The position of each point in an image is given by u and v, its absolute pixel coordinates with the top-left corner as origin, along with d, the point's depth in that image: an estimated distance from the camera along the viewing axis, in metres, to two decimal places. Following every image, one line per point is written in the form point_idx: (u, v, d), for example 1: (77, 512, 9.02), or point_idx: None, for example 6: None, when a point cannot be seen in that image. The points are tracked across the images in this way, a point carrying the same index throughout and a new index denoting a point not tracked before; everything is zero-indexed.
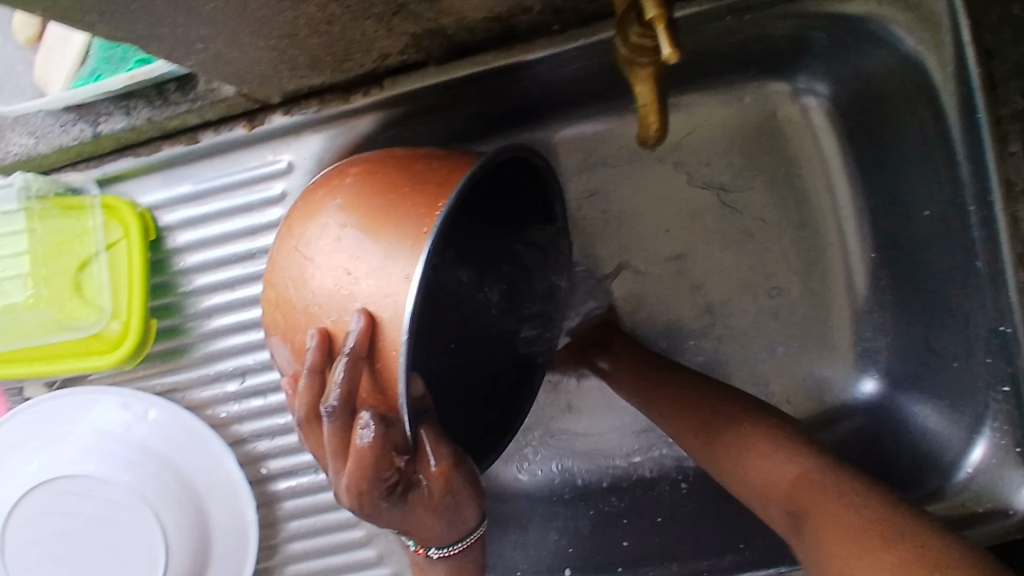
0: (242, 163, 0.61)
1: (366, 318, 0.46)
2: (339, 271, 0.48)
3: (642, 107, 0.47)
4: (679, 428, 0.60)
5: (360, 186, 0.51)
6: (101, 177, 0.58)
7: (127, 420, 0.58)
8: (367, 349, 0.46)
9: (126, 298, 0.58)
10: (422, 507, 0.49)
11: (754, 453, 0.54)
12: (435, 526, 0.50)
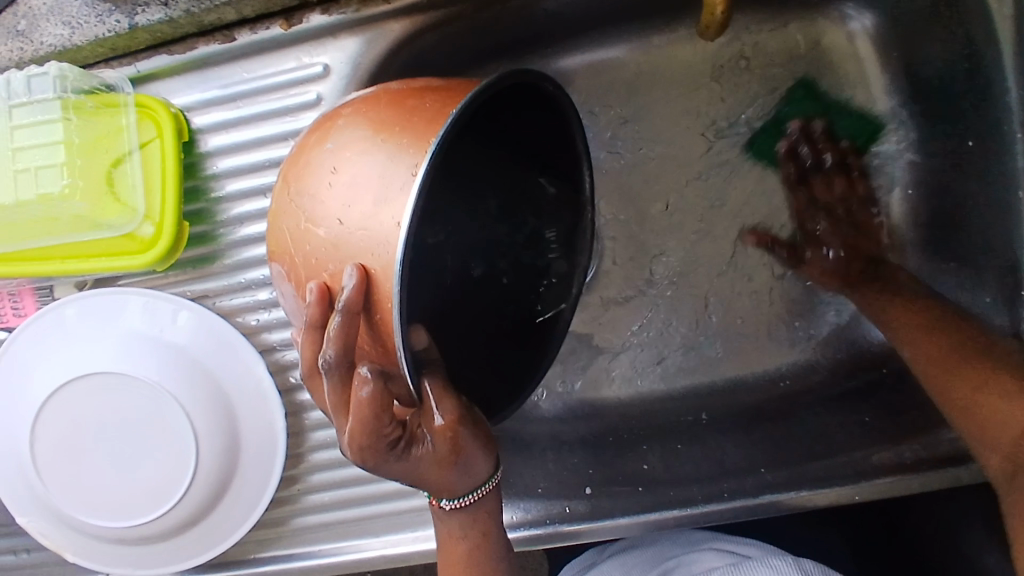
0: (277, 66, 0.57)
1: (360, 275, 0.40)
2: (327, 223, 0.42)
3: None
4: (929, 367, 0.58)
5: (352, 128, 0.43)
6: (135, 75, 0.57)
7: (165, 321, 0.59)
8: (362, 303, 0.41)
9: (160, 199, 0.57)
10: (428, 458, 0.46)
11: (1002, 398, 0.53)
12: (446, 475, 0.48)
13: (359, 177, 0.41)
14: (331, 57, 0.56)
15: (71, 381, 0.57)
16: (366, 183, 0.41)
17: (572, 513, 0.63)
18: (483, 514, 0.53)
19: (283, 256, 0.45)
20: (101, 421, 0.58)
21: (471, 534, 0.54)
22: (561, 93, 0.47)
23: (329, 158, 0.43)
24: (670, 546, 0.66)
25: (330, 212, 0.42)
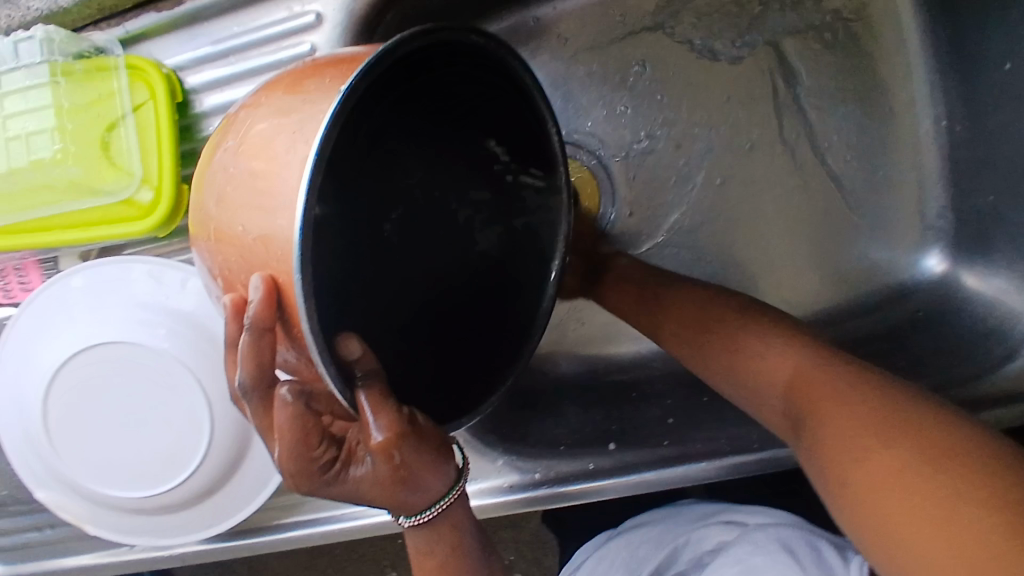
0: (268, 17, 0.55)
1: (265, 287, 0.36)
2: (234, 228, 0.38)
3: None
4: (677, 327, 0.59)
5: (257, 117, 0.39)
6: (124, 36, 0.55)
7: (171, 288, 0.58)
8: (274, 314, 0.37)
9: (156, 164, 0.56)
10: (371, 481, 0.41)
11: (748, 347, 0.53)
12: (399, 499, 0.43)
13: (261, 176, 0.36)
14: (323, 3, 0.54)
15: (80, 351, 0.56)
16: (263, 174, 0.36)
17: (597, 469, 0.61)
18: (448, 530, 0.47)
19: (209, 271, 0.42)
20: (110, 393, 0.57)
21: (439, 549, 0.47)
22: (492, 40, 0.40)
23: (231, 158, 0.39)
24: (675, 519, 0.68)
25: (237, 212, 0.37)
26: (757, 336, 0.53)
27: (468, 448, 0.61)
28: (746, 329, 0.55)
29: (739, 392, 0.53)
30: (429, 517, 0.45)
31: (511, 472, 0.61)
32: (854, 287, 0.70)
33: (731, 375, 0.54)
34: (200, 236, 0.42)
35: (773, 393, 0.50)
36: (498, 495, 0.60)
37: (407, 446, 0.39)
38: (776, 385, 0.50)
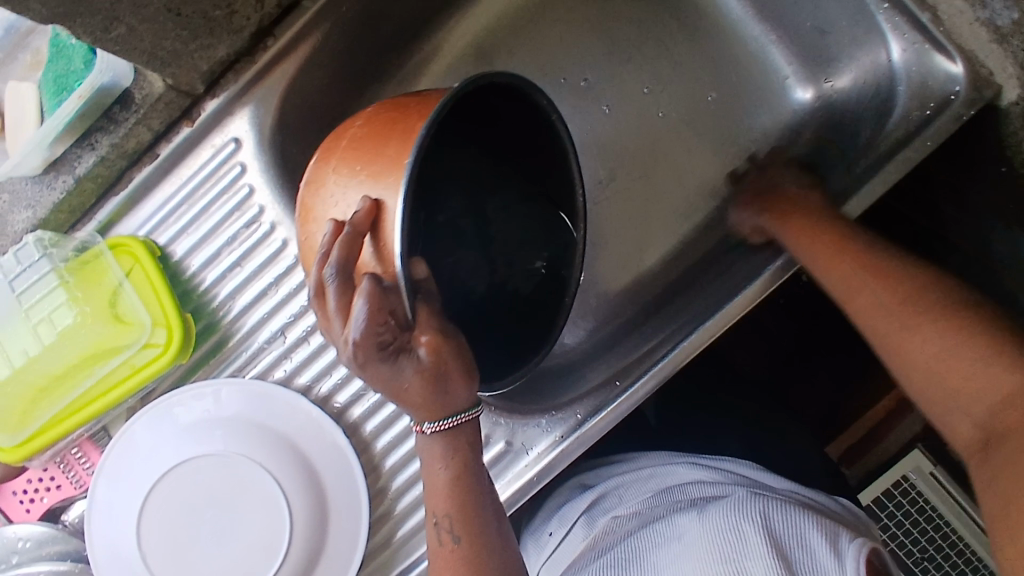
0: (200, 160, 0.68)
1: (370, 206, 0.45)
2: (347, 178, 0.48)
3: None
4: (884, 336, 0.57)
5: (378, 109, 0.50)
6: (99, 227, 0.67)
7: (208, 403, 0.66)
8: (367, 223, 0.45)
9: (159, 307, 0.65)
10: (417, 376, 0.48)
11: (927, 350, 0.53)
12: (429, 397, 0.49)
13: (370, 166, 0.46)
14: (236, 129, 0.67)
15: (161, 478, 0.65)
16: (370, 162, 0.47)
17: (624, 382, 0.67)
18: (461, 447, 0.54)
19: (310, 201, 0.51)
20: (196, 504, 0.65)
21: (452, 464, 0.54)
22: (551, 106, 0.51)
23: (356, 130, 0.50)
24: (655, 459, 0.70)
25: (352, 172, 0.48)
26: (928, 342, 0.54)
27: (514, 424, 0.69)
28: (919, 305, 0.56)
29: (933, 402, 0.53)
30: (460, 416, 0.52)
31: (554, 428, 0.68)
32: (757, 151, 0.79)
33: (927, 381, 0.53)
34: (315, 170, 0.51)
35: (967, 418, 0.50)
36: (555, 447, 0.67)
37: (455, 352, 0.48)
38: (971, 414, 0.50)
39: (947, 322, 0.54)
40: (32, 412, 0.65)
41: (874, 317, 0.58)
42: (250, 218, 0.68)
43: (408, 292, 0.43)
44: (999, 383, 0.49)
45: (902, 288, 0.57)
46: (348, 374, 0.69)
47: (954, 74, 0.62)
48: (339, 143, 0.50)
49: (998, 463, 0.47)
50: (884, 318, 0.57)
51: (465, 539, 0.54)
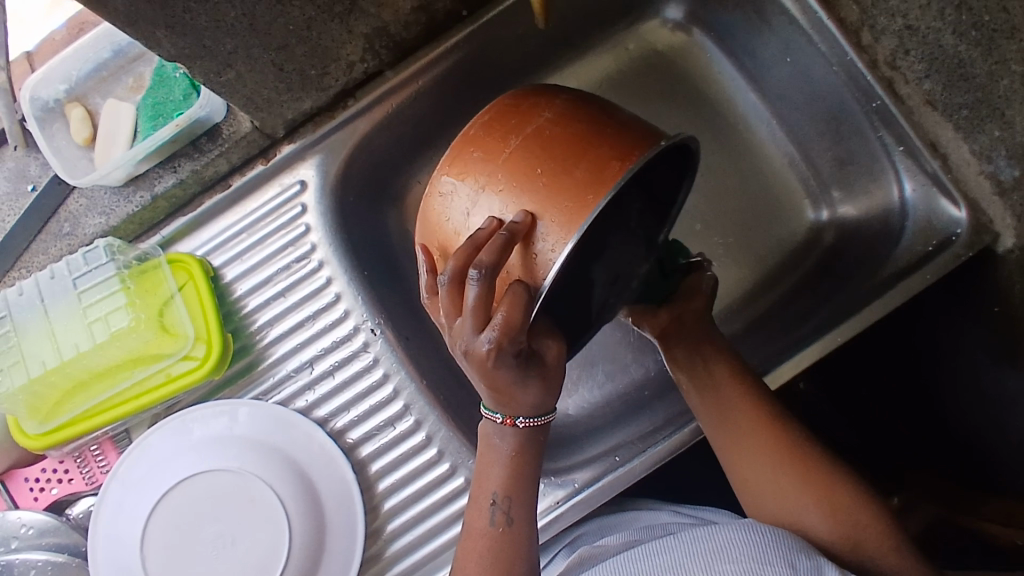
0: (265, 195, 0.74)
1: (531, 223, 0.50)
2: (520, 176, 0.51)
3: None
4: (749, 444, 0.63)
5: (566, 115, 0.53)
6: (162, 241, 0.72)
7: (229, 421, 0.69)
8: (523, 233, 0.50)
9: (203, 324, 0.70)
10: (533, 376, 0.54)
11: (790, 470, 0.60)
12: (526, 394, 0.54)
13: (551, 177, 0.50)
14: (304, 173, 0.73)
15: (173, 485, 0.68)
16: (545, 176, 0.50)
17: (623, 458, 0.71)
18: (540, 440, 0.59)
19: (469, 169, 0.53)
20: (201, 516, 0.67)
21: (524, 453, 0.59)
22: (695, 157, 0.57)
23: (539, 128, 0.52)
24: (637, 506, 0.74)
25: (525, 172, 0.51)
26: (797, 459, 0.61)
27: None
28: (789, 436, 0.62)
29: (789, 506, 0.59)
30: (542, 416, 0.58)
31: (554, 488, 0.72)
32: (770, 260, 0.85)
33: (790, 492, 0.60)
34: (485, 139, 0.54)
35: (832, 526, 0.57)
36: (549, 512, 0.70)
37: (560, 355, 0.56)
38: (833, 525, 0.57)
39: (808, 455, 0.61)
40: (65, 404, 0.68)
41: (758, 459, 0.62)
42: (300, 254, 0.74)
43: (556, 310, 0.48)
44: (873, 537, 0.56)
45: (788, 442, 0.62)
46: (366, 412, 0.73)
47: (956, 222, 0.70)
48: (524, 128, 0.52)
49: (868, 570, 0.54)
50: (765, 464, 0.61)
51: (518, 522, 0.58)
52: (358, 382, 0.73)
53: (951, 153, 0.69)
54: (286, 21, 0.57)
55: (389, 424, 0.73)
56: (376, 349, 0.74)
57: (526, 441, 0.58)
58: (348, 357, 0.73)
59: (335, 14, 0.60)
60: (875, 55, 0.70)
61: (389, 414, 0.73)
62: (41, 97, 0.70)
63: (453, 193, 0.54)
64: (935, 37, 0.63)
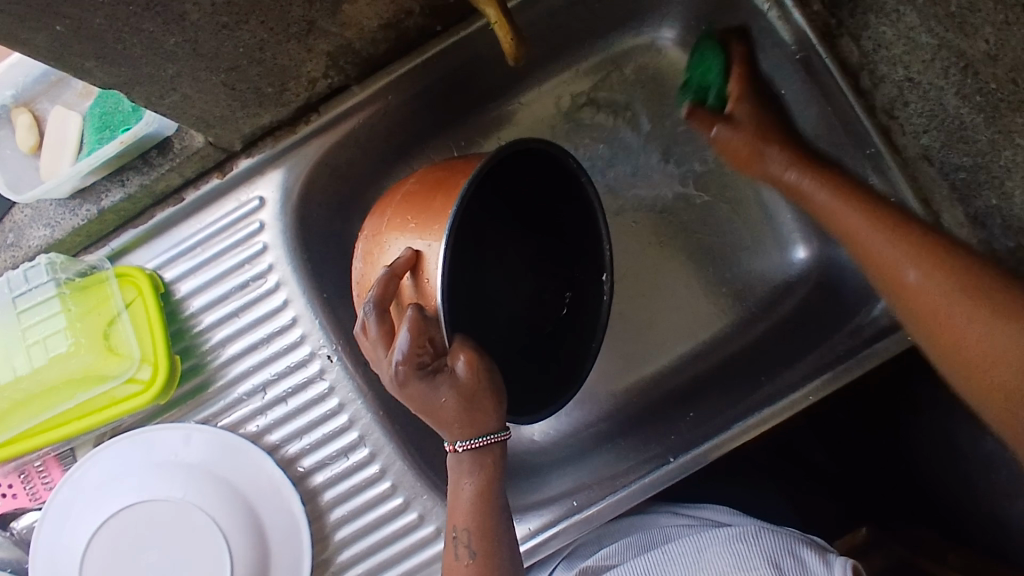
0: (222, 209, 0.70)
1: (412, 253, 0.51)
2: (398, 227, 0.54)
3: (493, 27, 0.54)
4: (886, 286, 0.59)
5: (432, 171, 0.56)
6: (111, 253, 0.69)
7: (178, 445, 0.67)
8: (410, 264, 0.51)
9: (150, 344, 0.67)
10: (453, 394, 0.51)
11: (935, 313, 0.55)
12: (464, 417, 0.53)
13: (420, 218, 0.52)
14: (262, 189, 0.70)
15: (115, 511, 0.66)
16: (416, 217, 0.53)
17: (581, 503, 0.69)
18: (492, 462, 0.56)
19: (367, 241, 0.57)
20: (143, 544, 0.66)
21: (477, 478, 0.55)
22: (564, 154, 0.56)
23: (409, 189, 0.56)
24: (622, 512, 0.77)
25: (403, 219, 0.54)
26: (953, 321, 0.54)
27: None
28: (932, 278, 0.56)
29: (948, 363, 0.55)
30: (492, 435, 0.54)
31: None
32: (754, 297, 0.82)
33: (949, 353, 0.55)
34: (380, 212, 0.57)
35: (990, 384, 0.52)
36: None
37: (486, 369, 0.52)
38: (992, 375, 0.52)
39: (946, 274, 0.55)
40: (8, 421, 0.66)
41: (921, 306, 0.56)
42: (257, 273, 0.71)
43: (445, 318, 0.48)
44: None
45: (959, 274, 0.55)
46: (319, 440, 0.70)
47: None
48: (397, 198, 0.56)
49: None
50: (938, 317, 0.55)
51: (479, 555, 0.56)
52: (312, 409, 0.71)
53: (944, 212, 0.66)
54: (236, 45, 0.53)
55: (343, 454, 0.71)
56: (332, 376, 0.71)
57: (486, 463, 0.55)
58: (303, 382, 0.71)
59: (292, 34, 0.56)
60: (872, 101, 0.65)
61: (342, 444, 0.71)
62: None
63: (359, 263, 0.57)
64: (937, 95, 0.59)
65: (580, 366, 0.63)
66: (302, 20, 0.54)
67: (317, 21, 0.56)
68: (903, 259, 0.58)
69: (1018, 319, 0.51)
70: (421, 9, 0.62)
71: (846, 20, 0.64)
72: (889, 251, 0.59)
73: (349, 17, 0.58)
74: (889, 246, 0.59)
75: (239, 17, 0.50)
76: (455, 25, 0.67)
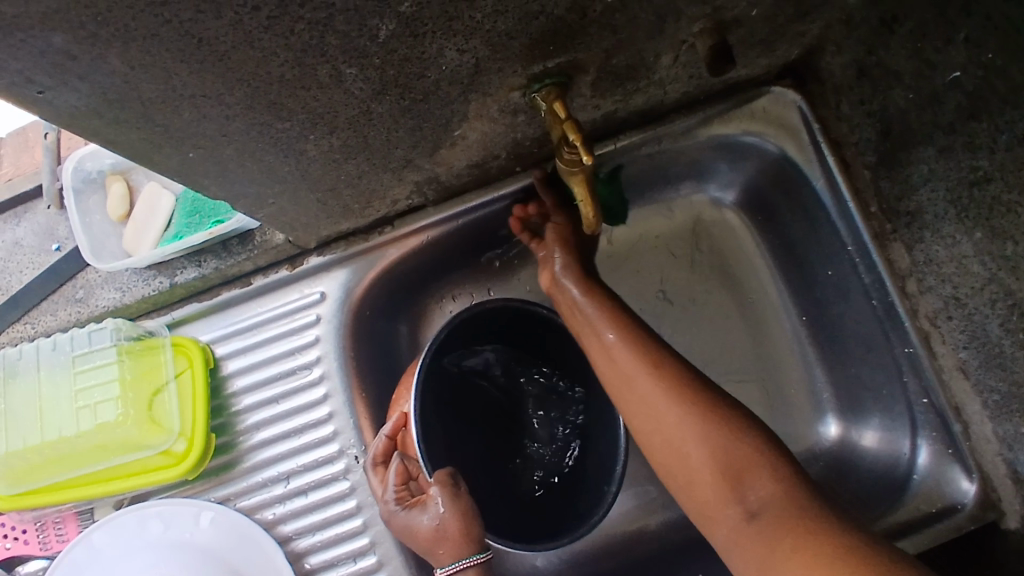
0: (284, 297, 0.73)
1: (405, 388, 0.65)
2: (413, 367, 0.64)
3: (579, 203, 0.59)
4: (618, 392, 0.64)
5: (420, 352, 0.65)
6: (171, 321, 0.72)
7: (190, 525, 0.70)
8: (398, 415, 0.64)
9: (190, 420, 0.69)
10: (428, 524, 0.60)
11: (686, 457, 0.58)
12: (439, 545, 0.60)
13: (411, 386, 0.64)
14: (326, 285, 0.73)
15: None
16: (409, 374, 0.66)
17: None
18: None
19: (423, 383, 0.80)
20: None
21: None
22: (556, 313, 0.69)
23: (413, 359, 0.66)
24: None
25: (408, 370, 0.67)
26: (704, 458, 0.57)
27: None
28: (679, 416, 0.59)
29: (693, 508, 0.58)
30: (471, 558, 0.59)
31: None
32: None
33: (692, 493, 0.58)
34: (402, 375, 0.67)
35: (731, 518, 0.55)
36: None
37: (456, 492, 0.60)
38: (732, 516, 0.55)
39: (693, 419, 0.59)
40: (38, 473, 0.68)
41: (639, 405, 0.62)
42: (305, 363, 0.73)
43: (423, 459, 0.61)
44: (739, 457, 0.56)
45: (709, 415, 0.59)
46: (331, 539, 0.71)
47: (964, 495, 0.69)
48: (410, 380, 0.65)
49: (764, 552, 0.51)
50: (651, 420, 0.61)
51: None
52: (330, 506, 0.72)
53: (973, 423, 0.66)
54: (338, 174, 0.57)
55: (353, 557, 0.71)
56: (355, 476, 0.72)
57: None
58: (326, 478, 0.72)
59: (390, 168, 0.60)
60: (917, 304, 0.68)
61: (353, 547, 0.71)
62: (85, 169, 0.71)
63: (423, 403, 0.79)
64: (980, 321, 0.62)
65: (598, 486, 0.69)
66: (402, 158, 0.59)
67: (415, 160, 0.60)
68: (652, 382, 0.62)
69: (735, 458, 0.56)
70: (507, 154, 0.66)
71: (901, 229, 0.67)
72: (642, 381, 0.62)
73: (443, 158, 0.62)
74: (613, 363, 0.64)
75: (349, 155, 0.54)
76: (534, 167, 0.71)
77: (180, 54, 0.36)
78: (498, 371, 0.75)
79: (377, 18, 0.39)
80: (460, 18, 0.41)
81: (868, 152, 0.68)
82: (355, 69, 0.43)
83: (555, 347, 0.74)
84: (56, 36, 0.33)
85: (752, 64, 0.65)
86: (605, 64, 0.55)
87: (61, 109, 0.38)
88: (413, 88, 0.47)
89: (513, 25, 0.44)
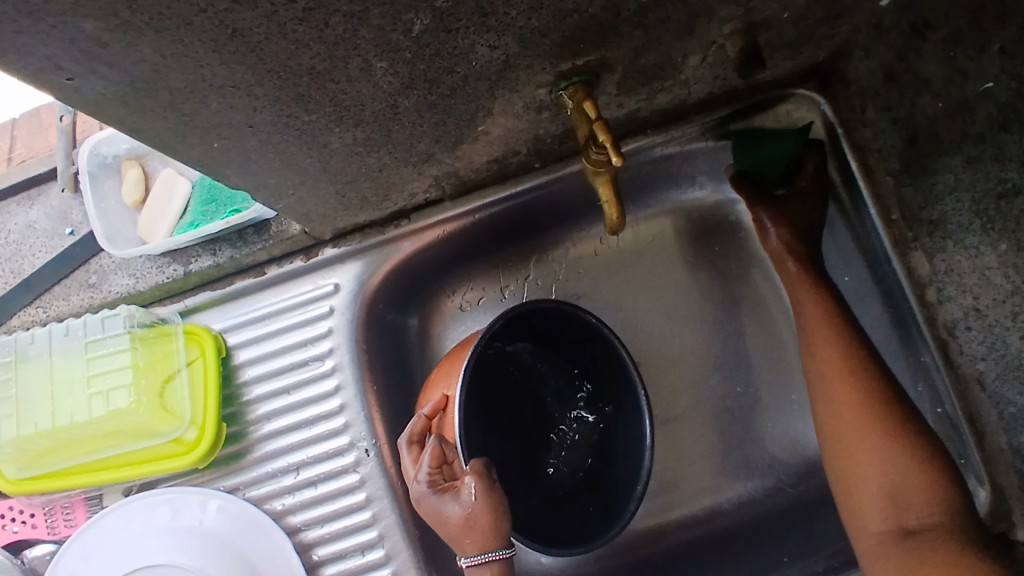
0: (299, 288, 0.73)
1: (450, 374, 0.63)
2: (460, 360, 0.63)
3: (604, 204, 0.57)
4: (838, 404, 0.67)
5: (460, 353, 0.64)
6: (183, 309, 0.72)
7: (197, 513, 0.70)
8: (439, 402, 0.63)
9: (202, 408, 0.69)
10: (458, 512, 0.59)
11: (858, 465, 0.64)
12: (466, 535, 0.59)
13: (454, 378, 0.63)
14: (339, 277, 0.72)
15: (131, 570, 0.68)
16: (450, 374, 0.63)
17: None
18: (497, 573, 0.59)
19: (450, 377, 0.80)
20: None
21: None
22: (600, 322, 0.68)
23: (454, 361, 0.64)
24: None
25: (450, 370, 0.64)
26: (873, 470, 0.63)
27: None
28: (894, 431, 0.64)
29: (843, 504, 0.66)
30: (498, 552, 0.59)
31: None
32: None
33: (847, 494, 0.65)
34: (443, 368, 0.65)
35: (870, 520, 0.63)
36: None
37: (492, 483, 0.59)
38: (874, 519, 0.63)
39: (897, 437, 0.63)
40: (48, 458, 0.68)
41: (845, 421, 0.66)
42: (317, 354, 0.73)
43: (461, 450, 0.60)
44: (916, 481, 0.62)
45: (910, 433, 0.63)
46: (339, 532, 0.71)
47: (978, 503, 0.68)
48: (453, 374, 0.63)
49: (902, 553, 0.60)
50: (850, 433, 0.66)
51: None
52: (337, 499, 0.71)
53: (988, 433, 0.66)
54: (359, 166, 0.56)
55: (361, 550, 0.71)
56: (365, 469, 0.72)
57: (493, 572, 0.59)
58: (336, 470, 0.72)
59: (411, 162, 0.59)
60: (935, 313, 0.67)
61: (361, 540, 0.71)
62: (102, 153, 0.71)
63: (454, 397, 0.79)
64: (1002, 333, 0.61)
65: (620, 496, 0.68)
66: (424, 152, 0.58)
67: (436, 154, 0.59)
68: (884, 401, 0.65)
69: (920, 476, 0.62)
70: (527, 150, 0.65)
71: (923, 237, 0.66)
72: (854, 396, 0.66)
73: (464, 153, 0.61)
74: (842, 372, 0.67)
75: (371, 148, 0.53)
76: (553, 163, 0.71)
77: (211, 44, 0.36)
78: (529, 368, 0.75)
79: (411, 13, 0.38)
80: (494, 14, 0.41)
81: (892, 158, 0.67)
82: (384, 63, 0.42)
83: (584, 346, 0.73)
84: (88, 23, 0.32)
85: (778, 66, 0.65)
86: (633, 63, 0.54)
87: (88, 97, 0.37)
88: (441, 83, 0.47)
89: (546, 22, 0.44)
